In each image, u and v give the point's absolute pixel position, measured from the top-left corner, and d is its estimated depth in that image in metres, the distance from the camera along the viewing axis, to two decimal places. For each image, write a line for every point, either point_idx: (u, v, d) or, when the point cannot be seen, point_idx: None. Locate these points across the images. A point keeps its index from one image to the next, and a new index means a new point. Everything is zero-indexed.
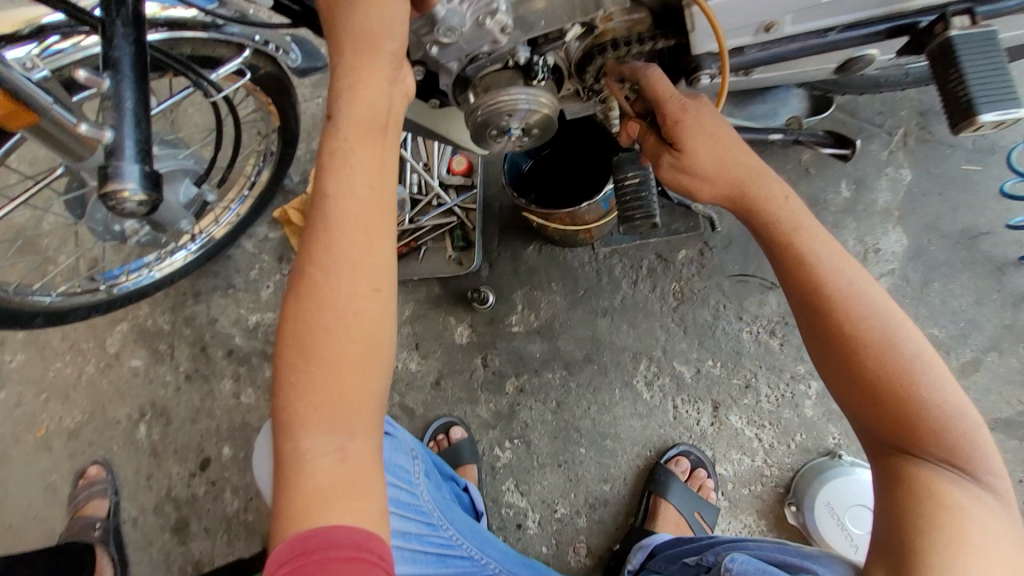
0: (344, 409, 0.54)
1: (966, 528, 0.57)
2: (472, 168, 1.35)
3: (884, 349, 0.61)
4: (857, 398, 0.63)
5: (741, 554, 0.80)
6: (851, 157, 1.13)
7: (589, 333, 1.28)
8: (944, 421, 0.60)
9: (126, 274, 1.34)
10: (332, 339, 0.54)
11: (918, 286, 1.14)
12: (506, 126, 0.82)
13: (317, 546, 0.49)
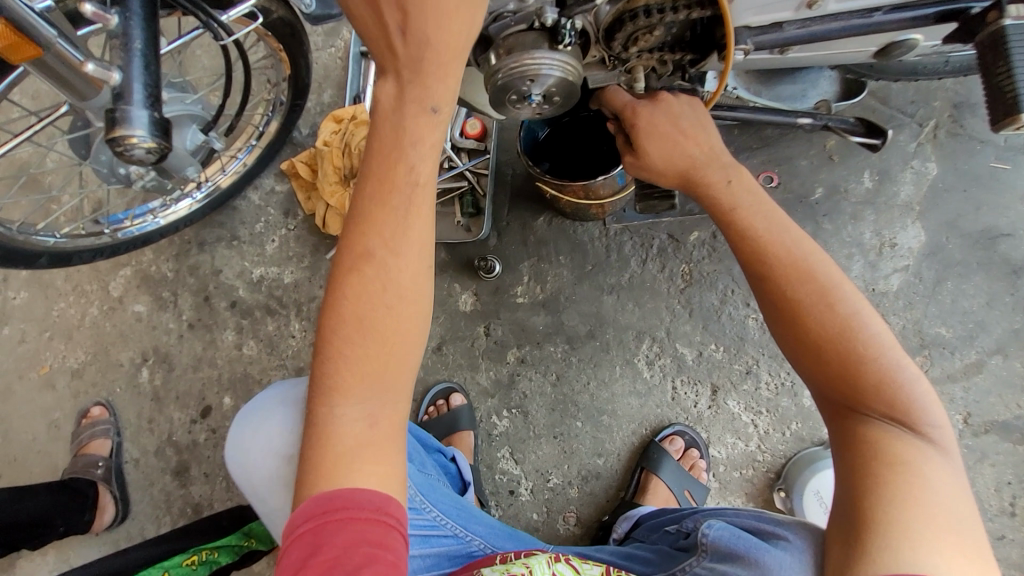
0: (382, 382, 0.61)
1: (907, 478, 0.62)
2: (485, 132, 1.33)
3: (826, 316, 0.68)
4: (806, 367, 0.70)
5: (717, 521, 0.80)
6: (879, 148, 1.07)
7: (594, 309, 1.28)
8: (887, 381, 0.65)
9: (130, 219, 1.33)
10: (372, 312, 0.61)
11: (930, 284, 1.12)
12: (528, 91, 0.79)
13: (341, 506, 0.56)
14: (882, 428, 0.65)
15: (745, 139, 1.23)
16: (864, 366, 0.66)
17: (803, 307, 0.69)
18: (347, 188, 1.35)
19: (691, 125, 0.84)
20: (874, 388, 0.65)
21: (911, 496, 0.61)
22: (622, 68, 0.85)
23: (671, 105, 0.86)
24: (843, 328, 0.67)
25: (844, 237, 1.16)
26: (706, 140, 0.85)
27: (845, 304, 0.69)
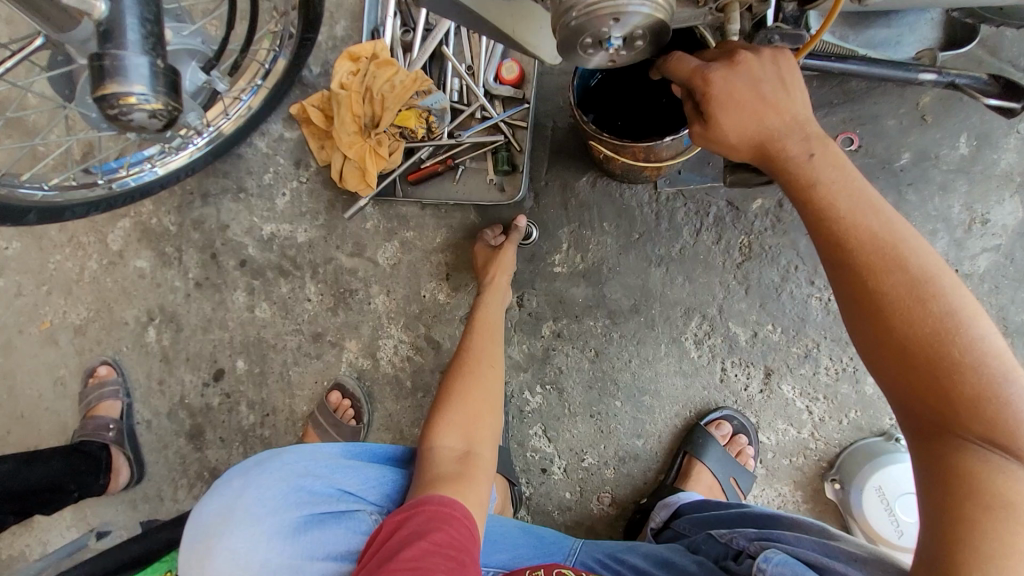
0: (477, 423, 0.86)
1: (1016, 532, 0.48)
2: (524, 78, 1.22)
3: (916, 315, 0.51)
4: (886, 379, 0.54)
5: (776, 554, 0.74)
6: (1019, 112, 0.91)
7: (640, 282, 1.17)
8: (999, 404, 0.49)
9: (125, 168, 1.18)
10: (479, 377, 0.92)
11: (1021, 267, 1.01)
12: (606, 34, 0.65)
13: (418, 505, 0.71)
14: (986, 464, 0.50)
15: (825, 93, 1.08)
16: (963, 380, 0.50)
17: (887, 305, 0.52)
18: (367, 139, 1.20)
19: (772, 86, 0.61)
20: (982, 413, 0.49)
21: (1023, 561, 0.47)
22: (715, 4, 0.69)
23: (754, 72, 0.61)
24: (940, 332, 0.51)
25: (929, 211, 1.04)
26: (791, 106, 0.61)
27: (946, 298, 0.51)
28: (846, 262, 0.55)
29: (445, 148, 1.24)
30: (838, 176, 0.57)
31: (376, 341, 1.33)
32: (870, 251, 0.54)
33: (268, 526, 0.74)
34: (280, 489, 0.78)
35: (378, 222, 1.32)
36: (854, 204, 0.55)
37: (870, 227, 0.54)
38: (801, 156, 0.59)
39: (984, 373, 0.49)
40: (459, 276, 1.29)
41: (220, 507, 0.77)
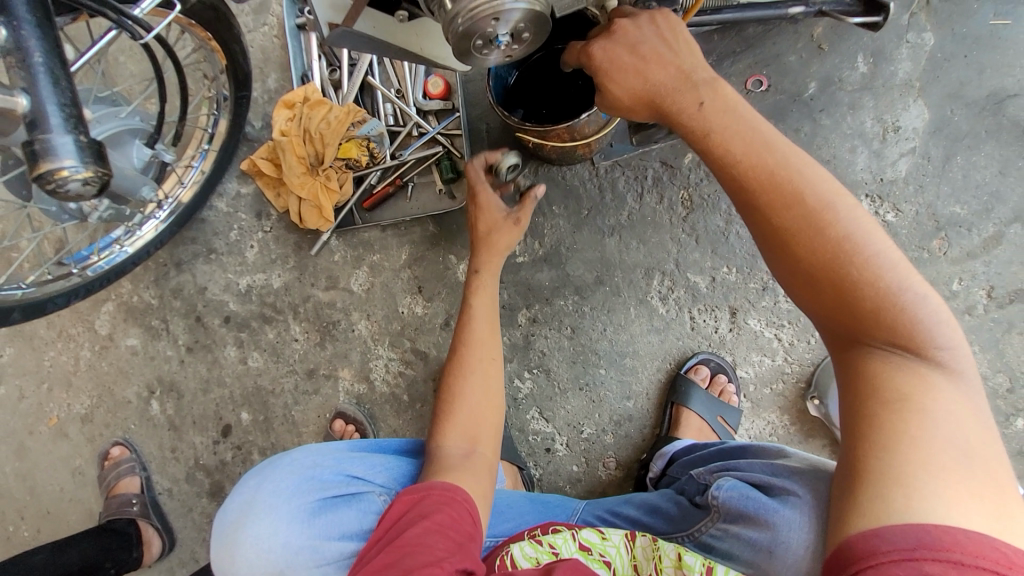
0: (480, 419, 0.86)
1: (919, 417, 0.54)
2: (450, 89, 1.28)
3: (816, 235, 0.57)
4: (799, 293, 0.60)
5: (727, 481, 0.80)
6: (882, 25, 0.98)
7: (598, 254, 1.23)
8: (892, 307, 0.55)
9: (96, 254, 1.24)
10: (476, 372, 0.90)
11: (939, 163, 1.08)
12: (494, 33, 0.72)
13: (428, 489, 0.74)
14: (885, 358, 0.57)
15: (726, 44, 1.15)
16: (864, 289, 0.55)
17: (789, 230, 0.58)
18: (316, 176, 1.26)
19: (650, 46, 0.69)
20: (875, 314, 0.56)
21: (913, 438, 0.53)
22: None
23: (631, 36, 0.70)
24: (836, 247, 0.56)
25: (845, 129, 1.11)
26: (677, 59, 0.68)
27: (841, 217, 0.57)
28: (748, 195, 0.60)
29: (392, 170, 1.31)
30: (731, 121, 0.62)
31: (367, 364, 1.38)
32: (767, 185, 0.59)
33: (286, 514, 0.80)
34: (294, 478, 0.84)
35: (345, 252, 1.38)
36: (753, 145, 0.61)
37: (769, 161, 0.60)
38: (692, 108, 0.64)
39: (878, 282, 0.55)
40: (431, 286, 1.35)
41: (242, 502, 0.84)
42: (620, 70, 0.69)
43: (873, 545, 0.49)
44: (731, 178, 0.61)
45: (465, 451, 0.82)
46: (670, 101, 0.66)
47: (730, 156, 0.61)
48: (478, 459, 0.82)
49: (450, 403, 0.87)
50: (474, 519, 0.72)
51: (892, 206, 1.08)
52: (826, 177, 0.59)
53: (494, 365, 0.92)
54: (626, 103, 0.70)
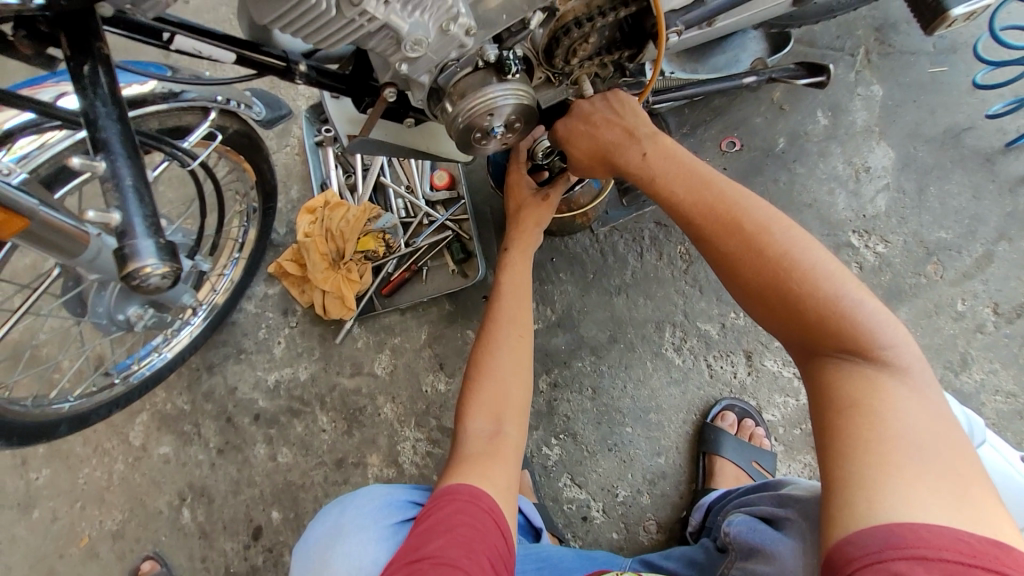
0: (504, 403, 0.87)
1: (880, 419, 0.57)
2: (454, 180, 1.42)
3: (755, 254, 0.65)
4: (753, 307, 0.66)
5: (737, 515, 0.79)
6: (826, 83, 1.13)
7: (608, 314, 1.28)
8: (834, 314, 0.60)
9: (137, 362, 1.32)
10: (502, 356, 0.90)
11: (915, 194, 1.15)
12: (489, 126, 0.83)
13: (450, 491, 0.76)
14: (839, 365, 0.60)
15: (697, 115, 1.28)
16: (807, 300, 0.61)
17: (729, 253, 0.67)
18: (338, 270, 1.36)
19: (600, 114, 0.81)
20: (818, 321, 0.61)
21: (868, 439, 0.56)
22: (568, 81, 0.89)
23: (582, 110, 0.82)
24: (775, 263, 0.63)
25: (820, 175, 1.20)
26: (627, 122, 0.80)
27: (778, 237, 0.64)
28: (694, 224, 0.70)
29: (406, 258, 1.41)
30: (669, 167, 0.76)
31: (395, 448, 1.39)
32: (710, 216, 0.69)
33: (375, 529, 0.83)
34: (378, 501, 0.88)
35: (367, 338, 1.45)
36: (691, 183, 0.72)
37: (708, 194, 0.70)
38: (637, 158, 0.78)
39: (817, 292, 0.61)
40: (452, 362, 1.39)
41: (327, 530, 0.86)
42: (573, 138, 0.82)
43: (847, 553, 0.51)
44: (678, 212, 0.72)
45: (489, 431, 0.84)
46: (618, 156, 0.79)
47: (675, 198, 0.73)
48: (504, 444, 0.84)
49: (478, 378, 0.89)
50: (497, 523, 0.75)
51: (880, 238, 1.14)
52: (760, 204, 0.67)
53: (523, 347, 0.92)
54: (585, 161, 0.85)
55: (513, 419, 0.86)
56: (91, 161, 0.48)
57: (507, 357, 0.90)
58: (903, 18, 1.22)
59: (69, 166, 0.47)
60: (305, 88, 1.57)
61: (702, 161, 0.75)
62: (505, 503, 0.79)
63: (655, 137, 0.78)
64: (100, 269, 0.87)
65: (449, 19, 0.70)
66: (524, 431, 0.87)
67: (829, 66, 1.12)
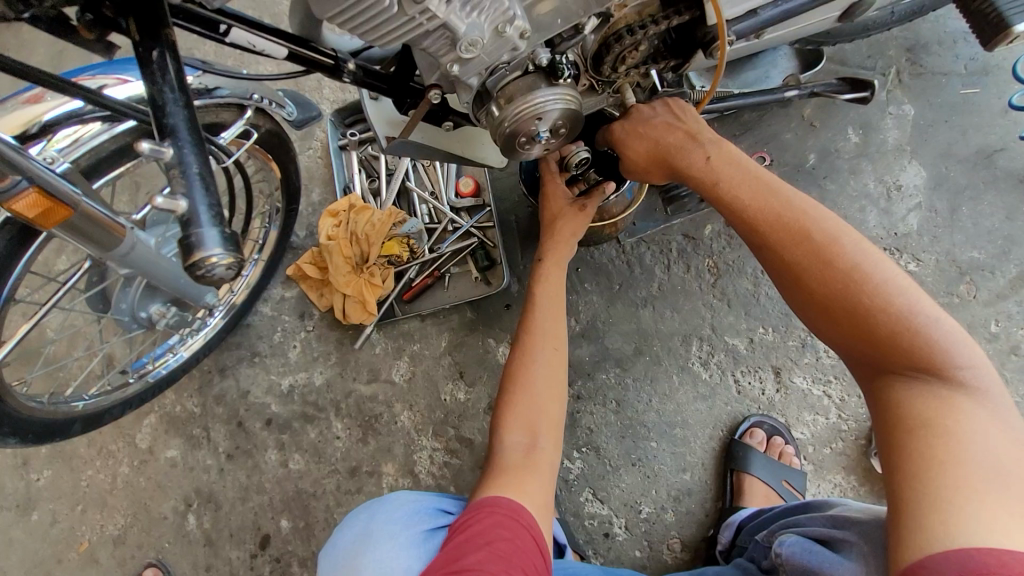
0: (539, 422, 0.86)
1: (953, 436, 0.59)
2: (480, 187, 1.41)
3: (828, 271, 0.68)
4: (824, 323, 0.70)
5: (789, 535, 0.77)
6: (872, 98, 1.14)
7: (634, 325, 1.27)
8: (908, 332, 0.63)
9: (152, 361, 1.29)
10: (538, 369, 0.89)
11: (947, 214, 1.15)
12: (535, 130, 0.83)
13: (490, 504, 0.76)
14: (910, 384, 0.64)
15: (727, 129, 1.28)
16: (879, 320, 0.65)
17: (802, 270, 0.70)
18: (360, 274, 1.35)
19: (660, 118, 0.88)
20: (891, 339, 0.64)
21: (941, 458, 0.59)
22: (611, 89, 0.89)
23: (644, 113, 0.90)
24: (847, 280, 0.67)
25: (851, 192, 1.20)
26: (685, 125, 0.88)
27: (852, 256, 0.68)
28: (763, 239, 0.74)
29: (429, 263, 1.40)
30: (735, 174, 0.80)
31: (412, 457, 1.36)
32: (781, 233, 0.73)
33: (406, 536, 0.81)
34: (407, 506, 0.86)
35: (386, 344, 1.43)
36: (760, 198, 0.76)
37: (777, 210, 0.74)
38: (702, 163, 0.83)
39: (890, 310, 0.64)
40: (472, 371, 1.37)
41: (354, 535, 0.83)
42: (633, 137, 0.89)
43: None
44: (746, 227, 0.77)
45: (525, 445, 0.84)
46: (678, 158, 0.85)
47: (741, 211, 0.77)
48: (539, 459, 0.84)
49: (513, 391, 0.88)
50: (536, 537, 0.75)
51: (912, 257, 1.14)
52: (833, 222, 0.71)
53: (558, 361, 0.90)
54: (642, 163, 0.90)
55: (548, 433, 0.85)
56: (159, 147, 0.46)
57: (542, 370, 0.89)
58: (934, 40, 1.23)
59: (137, 151, 0.46)
60: (331, 92, 1.56)
61: (770, 175, 0.79)
62: (541, 518, 0.79)
63: (723, 153, 0.83)
64: (129, 262, 0.86)
65: (505, 21, 0.70)
66: (557, 447, 0.86)
67: (875, 82, 1.14)
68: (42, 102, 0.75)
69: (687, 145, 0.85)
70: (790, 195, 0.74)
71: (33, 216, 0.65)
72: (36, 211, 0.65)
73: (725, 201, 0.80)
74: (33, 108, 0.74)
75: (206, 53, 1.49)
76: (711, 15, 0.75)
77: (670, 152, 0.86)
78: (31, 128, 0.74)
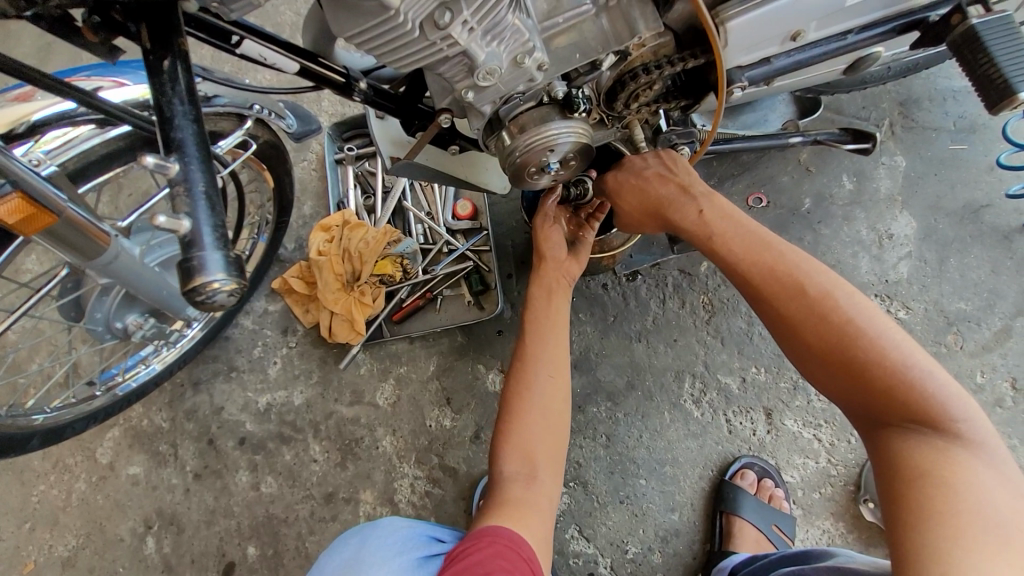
0: (536, 458, 0.84)
1: (952, 488, 0.59)
2: (477, 211, 1.40)
3: (825, 325, 0.68)
4: (821, 374, 0.70)
5: None
6: (873, 150, 1.17)
7: (628, 358, 1.26)
8: (904, 384, 0.63)
9: (122, 372, 1.22)
10: (536, 400, 0.87)
11: (936, 264, 1.18)
12: (545, 161, 0.82)
13: (489, 533, 0.75)
14: (906, 435, 0.64)
15: (725, 168, 1.30)
16: (874, 371, 0.65)
17: (796, 321, 0.71)
18: (350, 292, 1.31)
19: (652, 170, 0.89)
20: (889, 390, 0.64)
21: (941, 510, 0.58)
22: (620, 124, 0.89)
23: (637, 164, 0.91)
24: (842, 334, 0.67)
25: (844, 238, 1.23)
26: (676, 176, 0.88)
27: (847, 309, 0.68)
28: (757, 290, 0.75)
29: (421, 285, 1.37)
30: (728, 223, 0.81)
31: (392, 485, 1.31)
32: (777, 285, 0.73)
33: (399, 562, 0.77)
34: (400, 534, 0.83)
35: (371, 365, 1.39)
36: (754, 250, 0.77)
37: (772, 262, 0.75)
38: (694, 213, 0.84)
39: (886, 363, 0.64)
40: (459, 397, 1.34)
41: (343, 561, 0.78)
42: (626, 188, 0.90)
43: None
44: (741, 276, 0.77)
45: (524, 476, 0.82)
46: (672, 212, 0.86)
47: (735, 259, 0.78)
48: (537, 491, 0.82)
49: (509, 421, 0.86)
50: (534, 570, 0.74)
51: (902, 305, 1.17)
52: (826, 275, 0.72)
53: (558, 390, 0.88)
54: (635, 213, 0.91)
55: (547, 464, 0.84)
56: (165, 162, 0.43)
57: (541, 401, 0.87)
58: (926, 97, 1.28)
59: (140, 165, 0.43)
60: (330, 105, 1.55)
61: (762, 226, 0.80)
62: (540, 553, 0.78)
63: (712, 201, 0.84)
64: (111, 270, 0.81)
65: (524, 52, 0.69)
66: (556, 483, 0.85)
67: (877, 134, 1.16)
68: (32, 101, 0.71)
69: (680, 197, 0.86)
70: (781, 247, 0.76)
71: (14, 223, 0.62)
72: (17, 218, 0.62)
73: (721, 250, 0.80)
74: (21, 107, 0.70)
75: (205, 59, 1.46)
76: (725, 59, 0.75)
77: (663, 203, 0.87)
78: (18, 128, 0.70)
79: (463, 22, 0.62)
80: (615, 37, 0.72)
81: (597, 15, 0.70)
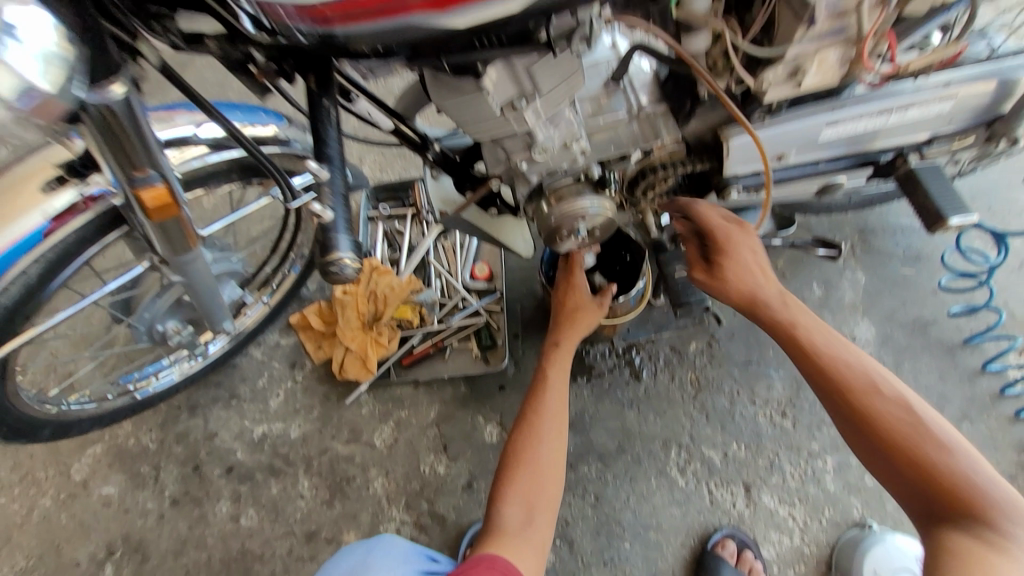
0: (534, 499, 0.92)
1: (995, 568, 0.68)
2: (493, 274, 1.54)
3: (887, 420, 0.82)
4: (874, 455, 0.83)
5: None
6: (840, 255, 1.36)
7: (619, 423, 1.35)
8: (958, 483, 0.75)
9: (143, 377, 1.21)
10: (540, 447, 0.96)
11: (893, 367, 1.35)
12: (576, 227, 0.99)
13: (489, 558, 0.83)
14: (957, 528, 0.73)
15: None
16: (937, 463, 0.77)
17: (866, 409, 0.84)
18: (369, 332, 1.40)
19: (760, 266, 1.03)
20: (945, 478, 0.76)
21: None
22: (634, 208, 1.08)
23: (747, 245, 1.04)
24: (909, 428, 0.81)
25: None
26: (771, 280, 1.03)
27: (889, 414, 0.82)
28: (830, 381, 0.89)
29: (433, 334, 1.46)
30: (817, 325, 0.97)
31: (376, 529, 1.33)
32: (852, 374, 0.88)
33: (404, 571, 0.82)
34: (401, 549, 0.87)
35: (373, 406, 1.44)
36: (836, 348, 0.92)
37: (850, 361, 0.90)
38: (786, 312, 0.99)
39: (947, 461, 0.77)
40: (456, 446, 1.38)
41: (349, 567, 0.82)
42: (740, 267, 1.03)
43: None
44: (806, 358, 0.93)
45: (523, 515, 0.90)
46: (764, 307, 1.00)
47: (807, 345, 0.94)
48: (535, 531, 0.90)
49: (513, 463, 0.95)
50: None
51: None
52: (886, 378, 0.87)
53: (560, 442, 0.98)
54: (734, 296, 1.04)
55: (544, 510, 0.92)
56: (321, 167, 0.57)
57: (546, 448, 0.97)
58: (882, 226, 1.52)
59: (304, 167, 0.57)
60: (370, 170, 1.74)
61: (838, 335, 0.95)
62: None
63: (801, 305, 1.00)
64: (184, 271, 0.91)
65: (573, 139, 0.88)
66: (551, 526, 0.92)
67: (843, 243, 1.37)
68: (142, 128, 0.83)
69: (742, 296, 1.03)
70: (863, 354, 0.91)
71: (150, 207, 0.69)
72: (155, 206, 0.69)
73: (807, 337, 0.95)
74: None
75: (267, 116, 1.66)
76: (726, 166, 0.95)
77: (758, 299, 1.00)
78: None
79: (534, 109, 0.81)
80: (642, 137, 0.93)
81: (629, 121, 0.91)
